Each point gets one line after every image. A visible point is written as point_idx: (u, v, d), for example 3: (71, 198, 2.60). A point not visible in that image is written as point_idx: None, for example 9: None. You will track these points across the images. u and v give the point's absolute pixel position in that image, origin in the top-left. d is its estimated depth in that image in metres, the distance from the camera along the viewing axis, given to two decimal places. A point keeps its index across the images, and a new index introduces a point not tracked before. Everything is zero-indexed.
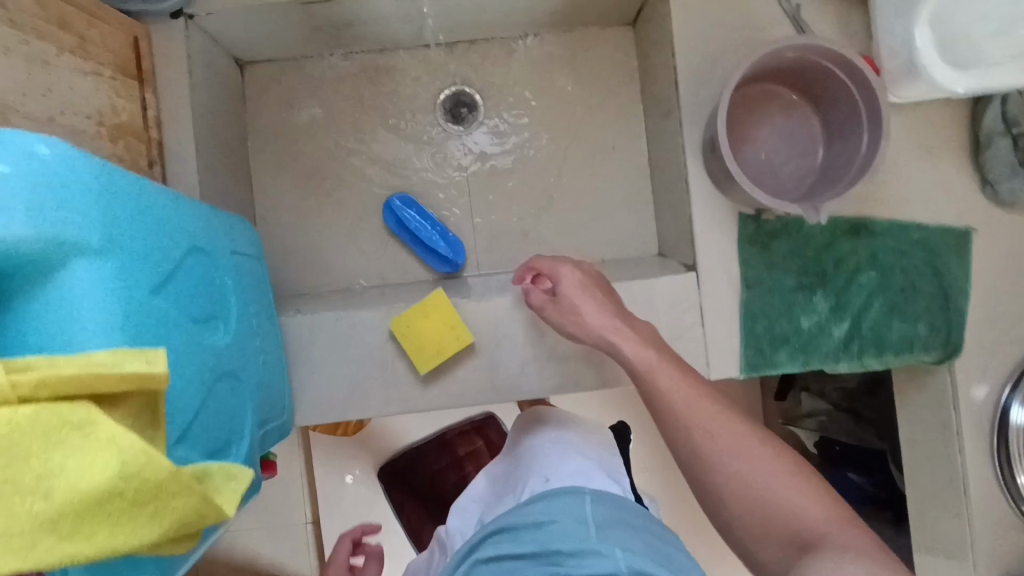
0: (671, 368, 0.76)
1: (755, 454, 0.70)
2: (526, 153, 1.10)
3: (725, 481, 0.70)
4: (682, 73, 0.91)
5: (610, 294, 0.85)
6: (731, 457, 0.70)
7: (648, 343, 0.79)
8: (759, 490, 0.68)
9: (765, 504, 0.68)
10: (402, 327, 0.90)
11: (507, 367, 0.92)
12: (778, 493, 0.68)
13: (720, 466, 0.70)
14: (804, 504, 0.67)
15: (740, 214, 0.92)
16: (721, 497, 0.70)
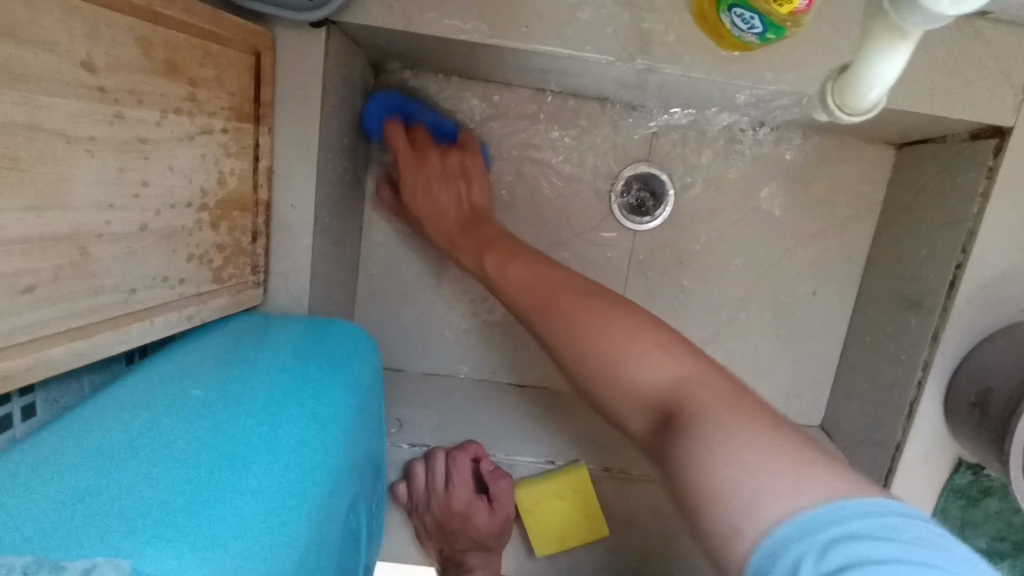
0: (524, 262, 0.64)
1: (632, 339, 0.50)
2: (707, 268, 0.86)
3: (614, 363, 0.51)
4: (967, 278, 0.69)
5: (468, 230, 0.73)
6: (645, 357, 0.49)
7: (478, 252, 0.70)
8: (603, 358, 0.51)
9: (653, 392, 0.48)
10: (528, 501, 0.72)
11: (629, 560, 0.77)
12: (634, 351, 0.50)
13: (637, 360, 0.50)
14: (660, 359, 0.49)
15: (958, 459, 0.75)
16: (629, 376, 0.50)
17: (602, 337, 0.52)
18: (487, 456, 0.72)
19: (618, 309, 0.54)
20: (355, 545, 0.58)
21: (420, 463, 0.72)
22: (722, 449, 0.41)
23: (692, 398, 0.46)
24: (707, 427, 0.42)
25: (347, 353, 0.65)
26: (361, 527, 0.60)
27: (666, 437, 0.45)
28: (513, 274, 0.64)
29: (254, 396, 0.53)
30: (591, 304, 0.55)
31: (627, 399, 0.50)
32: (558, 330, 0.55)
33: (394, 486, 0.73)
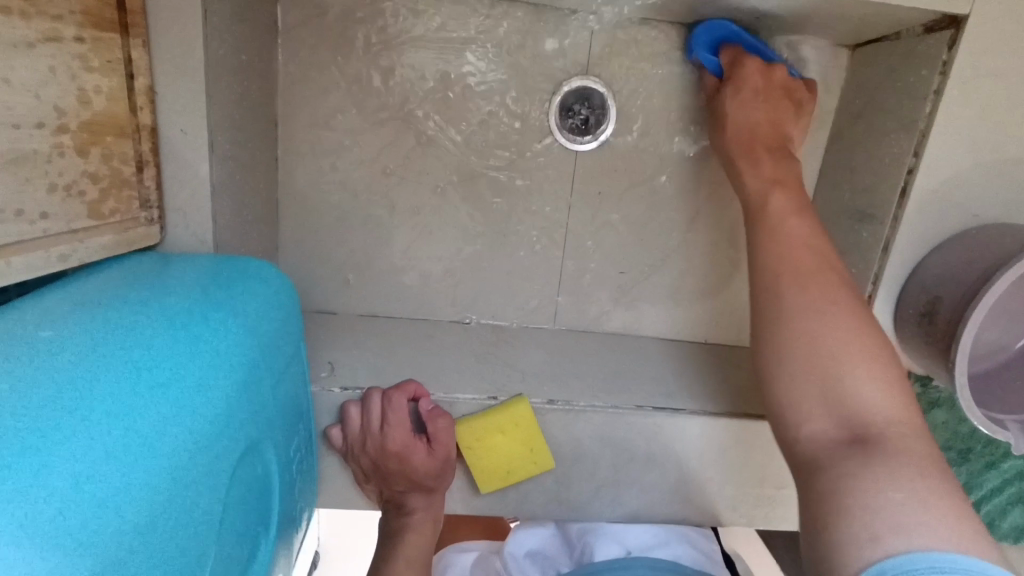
0: (796, 211, 0.61)
1: (843, 332, 0.51)
2: (654, 189, 0.83)
3: (813, 361, 0.51)
4: (918, 184, 0.66)
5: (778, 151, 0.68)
6: (859, 377, 0.49)
7: (766, 179, 0.65)
8: (812, 351, 0.51)
9: (868, 418, 0.47)
10: (469, 438, 0.69)
11: (577, 491, 0.76)
12: (848, 372, 0.50)
13: (853, 380, 0.49)
14: (882, 395, 0.48)
15: (908, 371, 0.74)
16: (844, 391, 0.49)
17: (853, 368, 0.50)
18: (428, 394, 0.67)
19: (865, 348, 0.51)
20: (259, 493, 0.54)
21: (354, 406, 0.67)
22: (894, 479, 0.42)
23: (905, 443, 0.45)
24: (889, 466, 0.43)
25: (256, 291, 0.59)
26: (270, 472, 0.56)
27: (858, 454, 0.45)
28: (793, 231, 0.60)
29: (130, 333, 0.48)
30: (847, 316, 0.53)
31: (825, 407, 0.49)
32: (767, 295, 0.57)
33: (327, 432, 0.68)
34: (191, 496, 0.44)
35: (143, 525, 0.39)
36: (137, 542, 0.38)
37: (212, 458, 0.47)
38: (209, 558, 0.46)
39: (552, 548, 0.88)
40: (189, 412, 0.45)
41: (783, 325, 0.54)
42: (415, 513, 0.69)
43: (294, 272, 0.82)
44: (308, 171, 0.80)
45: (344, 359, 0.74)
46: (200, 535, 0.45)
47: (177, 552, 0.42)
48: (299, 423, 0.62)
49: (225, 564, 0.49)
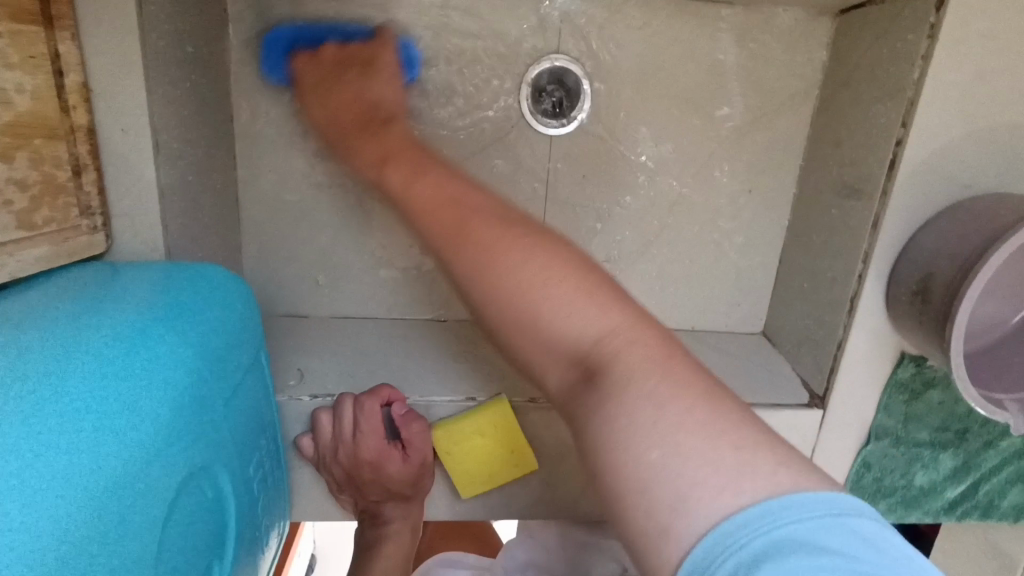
0: (436, 186, 0.55)
1: (527, 268, 0.47)
2: (633, 175, 0.79)
3: (542, 315, 0.46)
4: (907, 158, 0.63)
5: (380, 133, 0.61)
6: (559, 302, 0.46)
7: (382, 164, 0.59)
8: (516, 314, 0.47)
9: (575, 349, 0.46)
10: (447, 443, 0.66)
11: (564, 490, 0.73)
12: (553, 319, 0.46)
13: (552, 313, 0.46)
14: (586, 311, 0.45)
15: (902, 353, 0.71)
16: (545, 325, 0.47)
17: (539, 295, 0.47)
18: (402, 398, 0.64)
19: (562, 262, 0.48)
20: (214, 513, 0.50)
21: (325, 413, 0.64)
22: (641, 428, 0.39)
23: (632, 374, 0.41)
24: (652, 388, 0.40)
25: (210, 296, 0.55)
26: (226, 489, 0.52)
27: (588, 390, 0.44)
28: (504, 266, 0.48)
29: (61, 343, 0.43)
30: (537, 249, 0.49)
31: (552, 359, 0.47)
32: (464, 271, 0.50)
33: (297, 440, 0.65)
34: (125, 524, 0.40)
35: (67, 558, 0.35)
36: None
37: (155, 475, 0.43)
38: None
39: (547, 557, 0.83)
40: (123, 430, 0.41)
41: (497, 291, 0.49)
42: (392, 523, 0.65)
43: (259, 275, 0.78)
44: (269, 168, 0.76)
45: (314, 364, 0.70)
46: (140, 564, 0.41)
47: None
48: (259, 434, 0.59)
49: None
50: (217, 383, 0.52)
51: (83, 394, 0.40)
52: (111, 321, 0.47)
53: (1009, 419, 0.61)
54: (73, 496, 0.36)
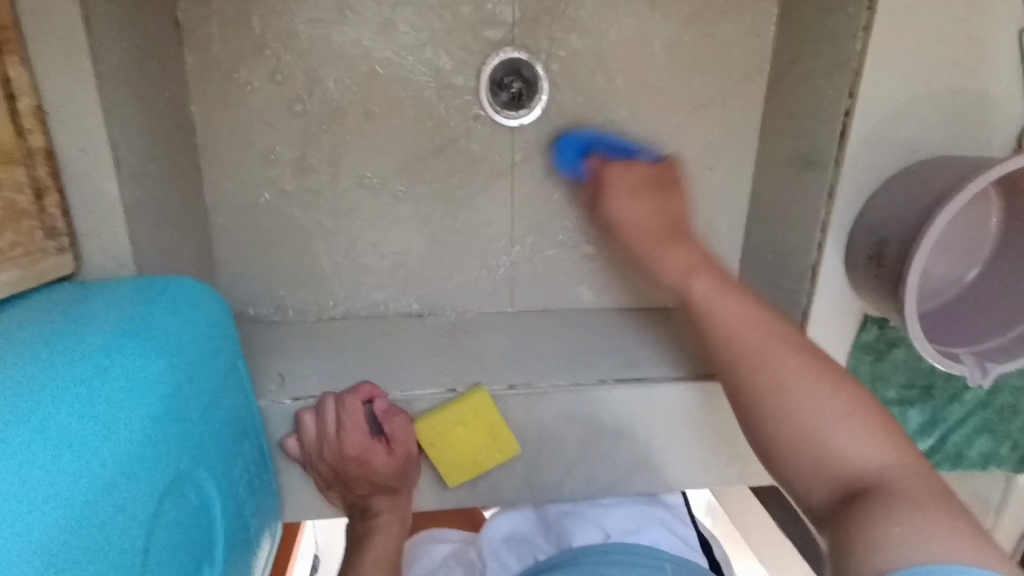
0: (717, 290, 0.60)
1: (817, 402, 0.50)
2: (597, 160, 0.81)
3: (802, 423, 0.50)
4: (854, 127, 0.65)
5: (674, 238, 0.67)
6: (828, 429, 0.49)
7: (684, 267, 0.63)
8: (789, 427, 0.50)
9: (841, 476, 0.47)
10: (430, 434, 0.67)
11: (549, 471, 0.75)
12: (831, 436, 0.48)
13: (828, 432, 0.49)
14: (857, 438, 0.48)
15: (864, 315, 0.74)
16: (819, 455, 0.48)
17: (810, 407, 0.50)
18: (383, 394, 0.65)
19: (802, 365, 0.53)
20: (199, 519, 0.51)
21: (309, 414, 0.65)
22: (883, 519, 0.42)
23: (898, 486, 0.45)
24: (901, 510, 0.42)
25: (181, 309, 0.56)
26: (210, 496, 0.53)
27: (844, 519, 0.45)
28: (725, 314, 0.58)
29: (30, 364, 0.44)
30: (780, 342, 0.54)
31: (813, 474, 0.49)
32: (762, 386, 0.53)
33: (283, 442, 0.66)
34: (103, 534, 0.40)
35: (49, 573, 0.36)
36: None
37: (132, 485, 0.43)
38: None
39: (527, 529, 0.88)
40: (96, 443, 0.42)
41: (769, 404, 0.52)
42: (381, 516, 0.67)
43: (234, 284, 0.79)
44: (236, 177, 0.76)
45: (295, 368, 0.71)
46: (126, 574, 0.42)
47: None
48: (243, 441, 0.60)
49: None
50: (194, 395, 0.53)
51: (60, 416, 0.41)
52: (85, 341, 0.47)
53: (966, 372, 0.63)
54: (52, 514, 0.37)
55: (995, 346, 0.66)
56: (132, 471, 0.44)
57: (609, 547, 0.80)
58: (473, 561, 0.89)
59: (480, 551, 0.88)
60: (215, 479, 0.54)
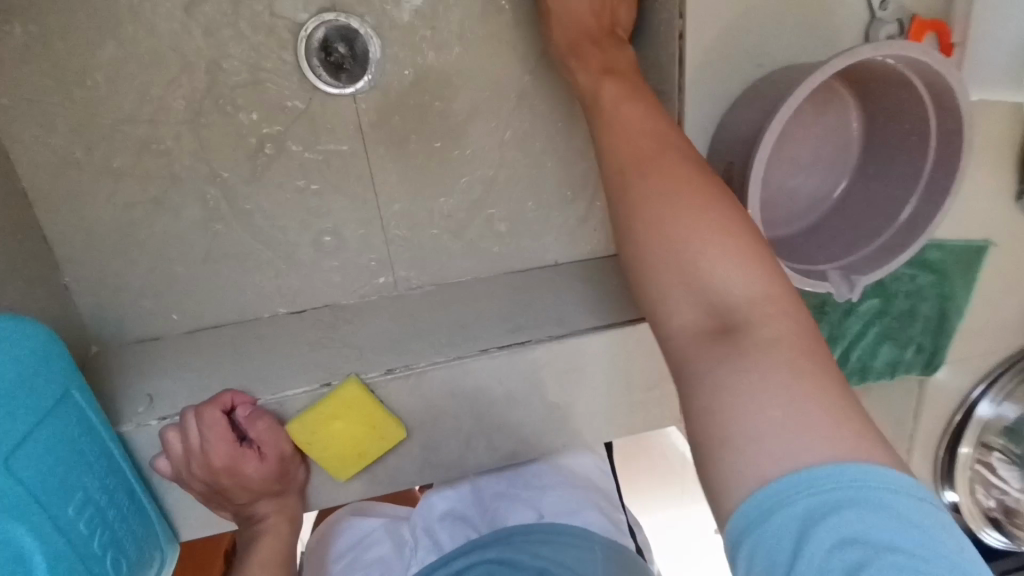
0: (645, 117, 0.55)
1: (701, 236, 0.46)
2: (454, 122, 0.77)
3: (674, 248, 0.47)
4: (690, 49, 0.62)
5: (631, 88, 0.58)
6: (719, 269, 0.45)
7: (616, 97, 0.57)
8: (666, 254, 0.47)
9: (710, 317, 0.44)
10: (306, 434, 0.65)
11: (447, 449, 0.74)
12: (717, 271, 0.45)
13: (710, 265, 0.45)
14: (733, 271, 0.45)
15: None
16: (703, 282, 0.45)
17: (687, 232, 0.47)
18: (247, 399, 0.63)
19: (693, 188, 0.49)
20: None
21: (172, 431, 0.62)
22: (752, 402, 0.38)
23: (764, 327, 0.42)
24: (754, 352, 0.41)
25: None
26: (24, 540, 0.47)
27: (709, 347, 0.43)
28: (624, 134, 0.54)
29: None
30: (671, 164, 0.50)
31: (691, 297, 0.46)
32: (645, 209, 0.49)
33: (153, 464, 0.64)
34: None
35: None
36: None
37: None
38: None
39: (466, 508, 0.87)
40: None
41: (649, 248, 0.48)
42: (267, 519, 0.65)
43: (99, 308, 0.76)
44: (73, 198, 0.72)
45: (164, 387, 0.69)
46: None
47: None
48: (79, 473, 0.55)
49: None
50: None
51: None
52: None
53: (829, 287, 0.62)
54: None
55: (863, 257, 0.64)
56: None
57: (543, 527, 0.82)
58: (404, 539, 0.88)
59: (414, 529, 0.87)
60: (30, 522, 0.48)
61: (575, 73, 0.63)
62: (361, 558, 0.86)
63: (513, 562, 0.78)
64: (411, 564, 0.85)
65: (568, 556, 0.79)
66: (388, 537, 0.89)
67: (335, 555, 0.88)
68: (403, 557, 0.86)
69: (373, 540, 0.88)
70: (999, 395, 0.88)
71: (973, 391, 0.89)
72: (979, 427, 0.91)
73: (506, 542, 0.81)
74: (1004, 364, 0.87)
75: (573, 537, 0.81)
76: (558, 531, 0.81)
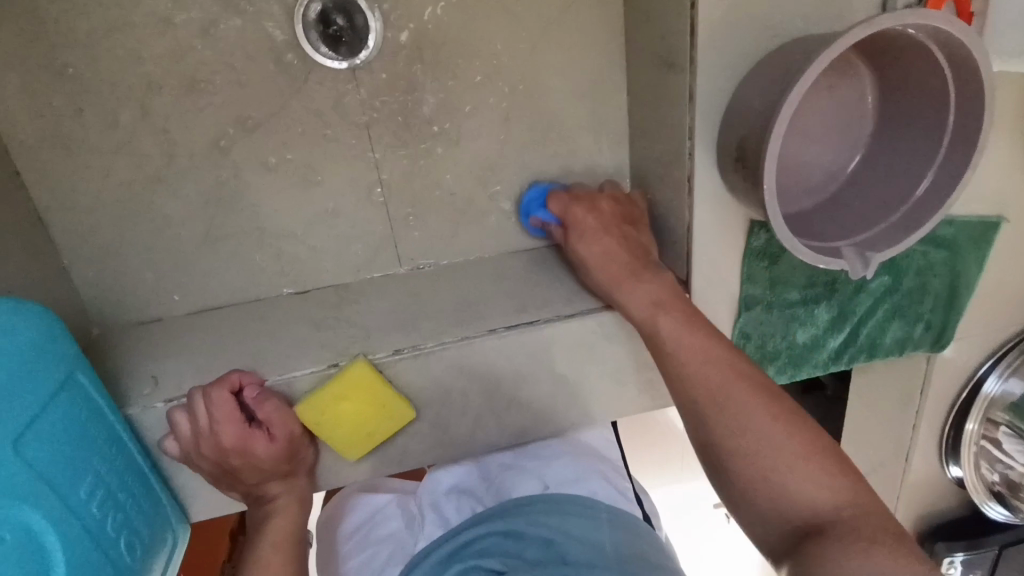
0: (687, 329, 0.60)
1: (770, 446, 0.53)
2: (458, 96, 0.76)
3: (758, 469, 0.53)
4: (702, 19, 0.59)
5: (637, 267, 0.65)
6: (793, 484, 0.52)
7: (653, 305, 0.62)
8: (754, 475, 0.53)
9: (789, 522, 0.52)
10: (314, 414, 0.65)
11: (454, 428, 0.74)
12: (793, 483, 0.52)
13: (782, 477, 0.53)
14: (812, 485, 0.52)
15: (751, 220, 0.71)
16: (773, 498, 0.52)
17: (770, 457, 0.53)
18: (254, 380, 0.62)
19: (765, 407, 0.55)
20: (22, 544, 0.44)
21: (180, 412, 0.62)
22: (835, 564, 0.47)
23: (841, 529, 0.49)
24: (847, 551, 0.47)
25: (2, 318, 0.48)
26: (43, 516, 0.47)
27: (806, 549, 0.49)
28: (691, 374, 0.58)
29: None
30: (736, 382, 0.56)
31: (777, 512, 0.52)
32: (730, 430, 0.55)
33: (161, 444, 0.63)
34: None
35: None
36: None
37: None
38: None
39: (474, 483, 0.87)
40: None
41: (732, 456, 0.54)
42: (278, 500, 0.65)
43: (100, 291, 0.75)
44: (69, 177, 0.71)
45: (170, 369, 0.68)
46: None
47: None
48: (88, 453, 0.54)
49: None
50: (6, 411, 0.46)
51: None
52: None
53: (842, 265, 0.61)
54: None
55: (876, 233, 0.63)
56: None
57: (550, 498, 0.80)
58: (413, 513, 0.88)
59: (421, 503, 0.87)
60: (47, 499, 0.48)
61: (575, 247, 0.69)
62: (371, 534, 0.86)
63: (519, 532, 0.76)
64: (419, 538, 0.83)
65: (573, 525, 0.77)
66: (397, 511, 0.88)
67: (347, 533, 0.88)
68: (412, 529, 0.86)
69: (383, 515, 0.88)
70: (1010, 370, 0.87)
71: (981, 366, 0.89)
72: (988, 402, 0.90)
73: (511, 513, 0.79)
74: (1014, 339, 0.86)
75: (580, 508, 0.79)
76: (566, 501, 0.80)
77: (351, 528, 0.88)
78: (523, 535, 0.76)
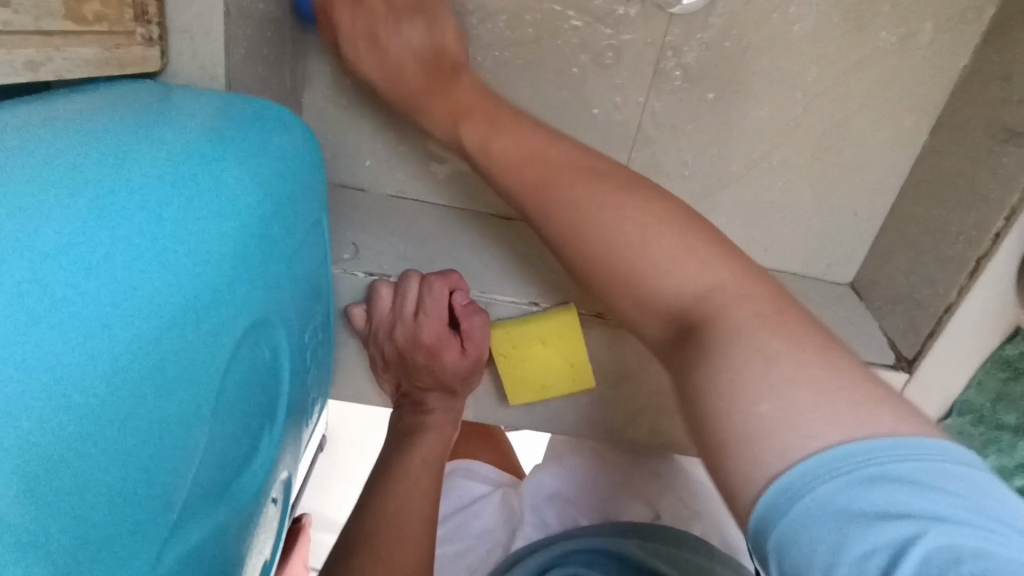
0: (479, 126, 0.57)
1: (613, 220, 0.48)
2: (750, 80, 0.69)
3: (612, 244, 0.48)
4: None
5: (438, 75, 0.61)
6: (658, 258, 0.46)
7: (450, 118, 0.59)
8: (619, 254, 0.47)
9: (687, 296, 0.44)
10: (506, 344, 0.61)
11: (614, 414, 0.69)
12: (652, 264, 0.46)
13: (658, 257, 0.46)
14: (683, 263, 0.45)
15: (1016, 327, 0.63)
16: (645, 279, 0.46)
17: (618, 224, 0.47)
18: (466, 289, 0.59)
19: (602, 185, 0.50)
20: (267, 373, 0.43)
21: (386, 287, 0.58)
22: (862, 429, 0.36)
23: (729, 312, 0.42)
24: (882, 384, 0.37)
25: (275, 145, 0.46)
26: (284, 354, 0.46)
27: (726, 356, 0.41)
28: (605, 198, 0.49)
29: (128, 166, 0.36)
30: (578, 172, 0.51)
31: (654, 300, 0.46)
32: (554, 220, 0.50)
33: (349, 309, 0.60)
34: (177, 374, 0.34)
35: (73, 432, 0.28)
36: (67, 447, 0.28)
37: (206, 323, 0.36)
38: (191, 460, 0.36)
39: (571, 489, 0.82)
40: (177, 271, 0.35)
41: (594, 239, 0.48)
42: (434, 414, 0.62)
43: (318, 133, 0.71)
44: None
45: (369, 241, 0.64)
46: (185, 425, 0.35)
47: (137, 455, 0.32)
48: (316, 303, 0.52)
49: (215, 469, 0.38)
50: (277, 243, 0.44)
51: (110, 237, 0.32)
52: (151, 151, 0.38)
53: None
54: (78, 351, 0.28)
55: None
56: (194, 312, 0.36)
57: (656, 528, 0.74)
58: (515, 509, 0.83)
59: (522, 501, 0.82)
60: (289, 338, 0.47)
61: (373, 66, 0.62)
62: (469, 523, 0.82)
63: (622, 556, 0.71)
64: (518, 538, 0.78)
65: (684, 562, 0.70)
66: (493, 506, 0.84)
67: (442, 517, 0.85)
68: (509, 523, 0.81)
69: (481, 507, 0.84)
70: None
71: None
72: None
73: (615, 532, 0.74)
74: None
75: (684, 546, 0.72)
76: (670, 534, 0.73)
77: (448, 516, 0.84)
78: (629, 561, 0.71)
